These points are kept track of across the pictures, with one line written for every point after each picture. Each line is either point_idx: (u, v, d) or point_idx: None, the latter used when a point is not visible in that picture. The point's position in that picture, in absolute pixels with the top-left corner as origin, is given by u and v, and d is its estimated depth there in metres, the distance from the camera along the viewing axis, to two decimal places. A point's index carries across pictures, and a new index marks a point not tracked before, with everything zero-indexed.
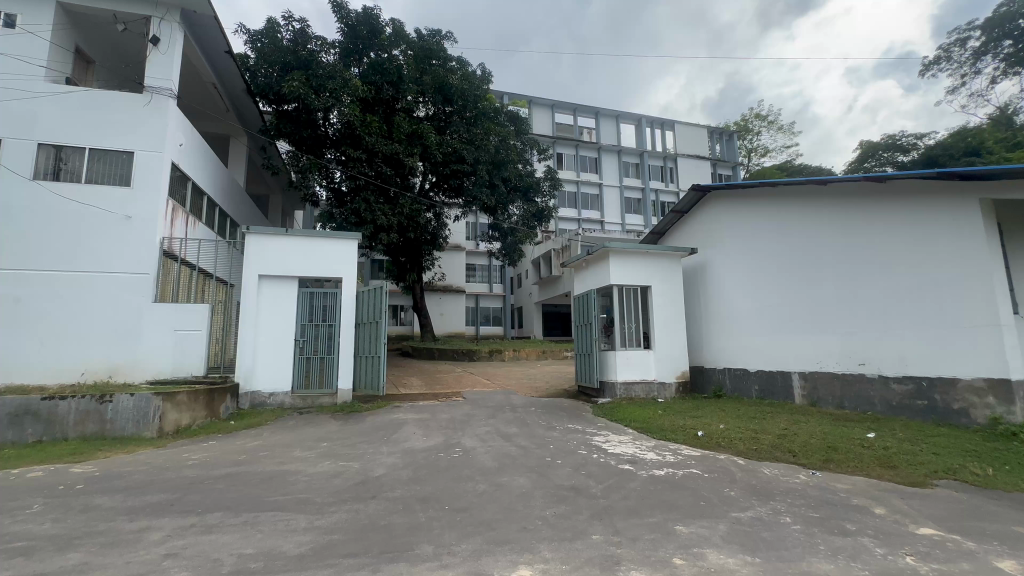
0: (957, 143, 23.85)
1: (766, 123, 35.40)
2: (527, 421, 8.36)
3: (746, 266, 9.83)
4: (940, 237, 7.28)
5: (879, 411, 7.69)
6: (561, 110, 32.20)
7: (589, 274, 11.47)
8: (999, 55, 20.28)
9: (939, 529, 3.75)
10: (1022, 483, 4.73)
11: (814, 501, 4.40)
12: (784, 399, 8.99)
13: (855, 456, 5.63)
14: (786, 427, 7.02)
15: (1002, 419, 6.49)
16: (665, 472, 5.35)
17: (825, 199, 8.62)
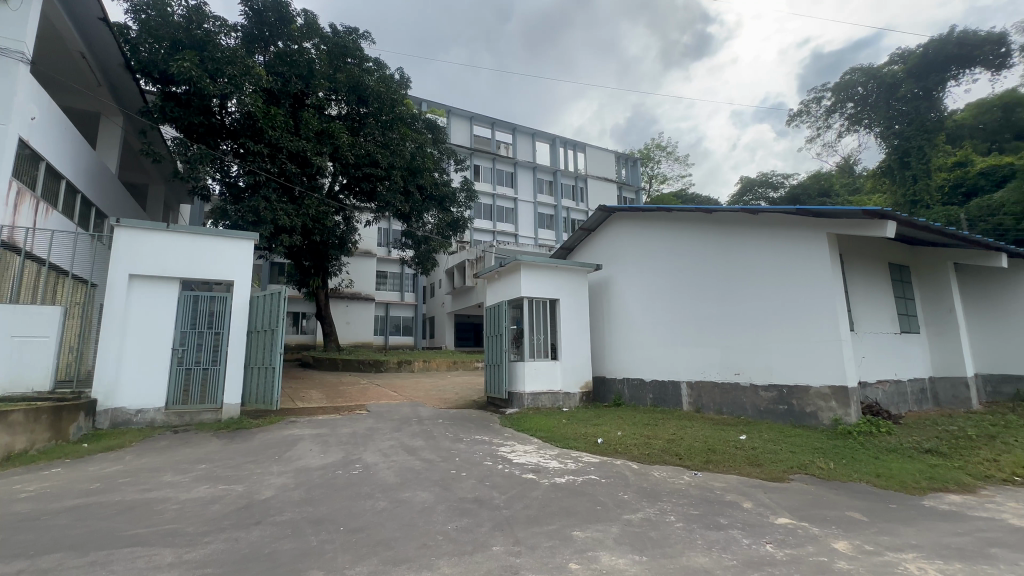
0: (813, 184, 28.19)
1: (664, 154, 38.92)
2: (434, 433, 8.21)
3: (644, 283, 10.69)
4: (797, 263, 8.35)
5: (750, 415, 8.68)
6: (479, 123, 32.63)
7: (501, 286, 11.66)
8: (845, 114, 25.35)
9: (793, 518, 4.30)
10: (854, 473, 5.60)
11: (694, 500, 4.83)
12: (674, 406, 9.83)
13: (729, 457, 6.28)
14: (674, 432, 7.66)
15: (841, 420, 7.54)
16: (565, 479, 5.54)
17: (710, 226, 9.61)
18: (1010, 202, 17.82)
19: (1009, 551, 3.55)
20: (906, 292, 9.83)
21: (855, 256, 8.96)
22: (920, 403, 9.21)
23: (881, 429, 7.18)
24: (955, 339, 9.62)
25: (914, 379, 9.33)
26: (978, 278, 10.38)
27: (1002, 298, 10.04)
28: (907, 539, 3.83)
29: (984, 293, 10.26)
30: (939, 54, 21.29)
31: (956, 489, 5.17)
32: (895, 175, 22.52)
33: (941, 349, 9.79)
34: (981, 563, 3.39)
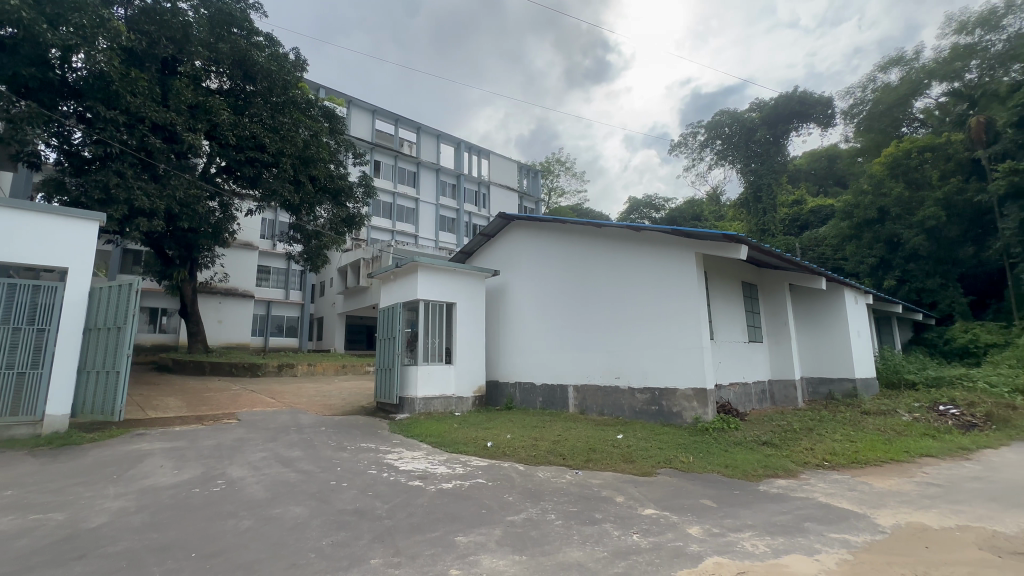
0: (689, 209, 31.67)
1: (564, 169, 40.94)
2: (315, 442, 7.65)
3: (540, 290, 11.21)
4: (668, 277, 9.17)
5: (626, 415, 9.44)
6: (381, 117, 31.40)
7: (397, 287, 11.30)
8: (714, 150, 29.04)
9: (656, 508, 4.75)
10: (708, 465, 6.37)
11: (574, 497, 5.10)
12: (562, 408, 10.38)
13: (607, 455, 6.75)
14: (560, 433, 8.04)
15: (701, 418, 8.50)
16: (453, 485, 5.51)
17: (598, 239, 10.28)
18: (830, 237, 21.80)
19: (816, 524, 4.29)
20: (754, 307, 11.45)
21: (715, 273, 10.20)
22: (761, 402, 10.76)
23: (731, 425, 8.23)
24: (788, 348, 11.42)
25: (758, 381, 10.90)
26: (805, 298, 12.47)
27: (821, 315, 12.17)
28: (745, 521, 4.42)
29: (810, 310, 12.34)
30: (786, 108, 25.86)
31: (783, 474, 6.11)
32: (750, 207, 26.28)
33: (778, 356, 11.56)
34: (798, 536, 4.04)
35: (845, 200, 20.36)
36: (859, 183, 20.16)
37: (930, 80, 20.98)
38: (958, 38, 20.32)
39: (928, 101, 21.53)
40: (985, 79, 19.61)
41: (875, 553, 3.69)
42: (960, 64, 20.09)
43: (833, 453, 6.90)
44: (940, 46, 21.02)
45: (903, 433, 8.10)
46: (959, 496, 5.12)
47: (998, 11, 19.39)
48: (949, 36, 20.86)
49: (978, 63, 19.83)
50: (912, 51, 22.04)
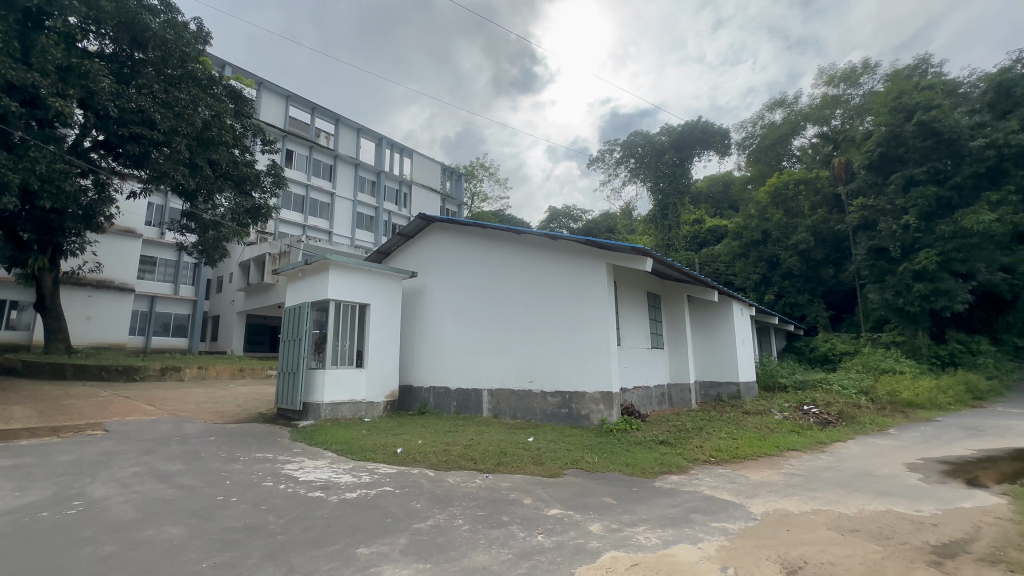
0: (604, 221, 33.46)
1: (487, 174, 41.26)
2: (202, 453, 6.91)
3: (457, 294, 11.18)
4: (581, 285, 9.56)
5: (538, 419, 9.69)
6: (296, 104, 29.44)
7: (305, 285, 10.62)
8: (627, 168, 31.04)
9: (561, 508, 4.92)
10: (610, 464, 6.73)
11: (482, 501, 5.12)
12: (475, 412, 10.40)
13: (517, 458, 6.86)
14: (472, 438, 8.03)
15: (606, 420, 8.97)
16: (357, 494, 5.26)
17: (517, 247, 10.46)
18: (723, 254, 24.16)
19: (701, 515, 4.71)
20: (656, 316, 12.36)
21: (624, 283, 10.87)
22: (660, 404, 11.62)
23: (633, 426, 8.78)
24: (685, 354, 12.45)
25: (658, 384, 11.75)
26: (701, 309, 13.70)
27: (713, 324, 13.44)
28: (641, 515, 4.73)
29: (704, 320, 13.58)
30: (691, 135, 28.39)
31: (676, 470, 6.63)
32: (658, 223, 28.38)
33: (676, 361, 12.55)
34: (685, 527, 4.40)
35: (737, 222, 22.75)
36: (748, 207, 22.65)
37: (806, 123, 24.23)
38: (827, 89, 23.79)
39: (803, 141, 24.84)
40: (846, 126, 23.06)
41: (748, 538, 4.14)
42: (828, 111, 23.45)
43: (718, 449, 7.63)
44: (814, 94, 24.43)
45: (775, 430, 9.19)
46: (815, 483, 5.92)
47: (857, 69, 22.98)
48: (821, 87, 24.36)
49: (841, 112, 23.30)
50: (792, 96, 25.34)
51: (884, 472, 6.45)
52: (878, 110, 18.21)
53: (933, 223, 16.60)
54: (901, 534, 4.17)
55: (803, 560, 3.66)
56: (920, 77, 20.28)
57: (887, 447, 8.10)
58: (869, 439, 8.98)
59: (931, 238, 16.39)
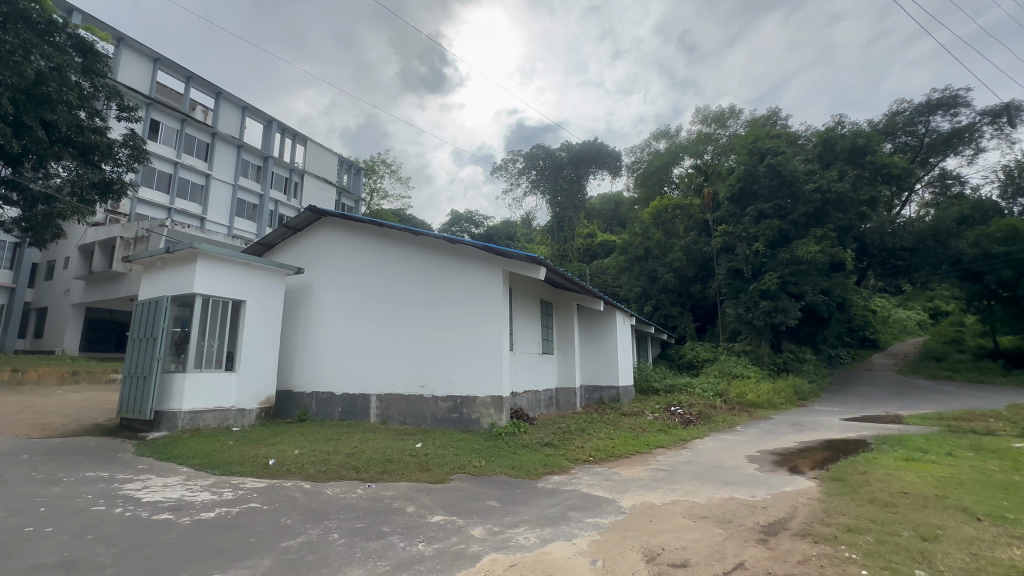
0: (504, 229, 34.15)
1: (389, 171, 39.81)
2: (8, 476, 5.64)
3: (348, 293, 10.63)
4: (477, 290, 9.59)
5: (427, 424, 9.53)
6: (167, 69, 25.75)
7: (165, 276, 9.28)
8: (529, 178, 32.11)
9: (445, 514, 4.88)
10: (497, 467, 6.84)
11: (361, 512, 4.87)
12: (361, 418, 9.95)
13: (404, 465, 6.66)
14: (357, 445, 7.65)
15: (496, 424, 9.09)
16: (216, 513, 4.70)
17: (414, 248, 10.20)
18: (611, 267, 26.09)
19: (577, 512, 4.99)
20: (548, 323, 12.91)
21: (518, 289, 11.16)
22: (548, 407, 12.13)
23: (521, 429, 9.05)
24: (573, 360, 13.16)
25: (547, 388, 12.26)
26: (588, 318, 14.60)
27: (599, 332, 14.39)
28: (522, 516, 4.88)
29: (591, 329, 14.48)
30: (587, 153, 30.29)
31: (558, 470, 6.96)
32: (555, 234, 29.78)
33: (564, 367, 13.21)
34: (562, 525, 4.63)
35: (624, 238, 24.79)
36: (634, 226, 24.84)
37: (684, 154, 27.26)
38: (702, 125, 27.66)
39: (681, 170, 27.77)
40: (715, 161, 26.34)
41: (616, 530, 4.48)
42: (702, 146, 26.63)
43: (597, 449, 8.15)
44: (692, 130, 27.75)
45: (646, 429, 10.10)
46: (676, 477, 6.61)
47: (725, 113, 26.93)
48: (696, 125, 27.99)
49: (712, 148, 26.60)
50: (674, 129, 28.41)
51: (730, 464, 7.41)
52: (740, 150, 21.11)
53: (776, 250, 19.61)
54: (739, 517, 4.83)
55: (661, 547, 4.06)
56: (772, 127, 24.00)
57: (734, 442, 9.35)
58: (720, 435, 10.28)
59: (774, 263, 19.37)
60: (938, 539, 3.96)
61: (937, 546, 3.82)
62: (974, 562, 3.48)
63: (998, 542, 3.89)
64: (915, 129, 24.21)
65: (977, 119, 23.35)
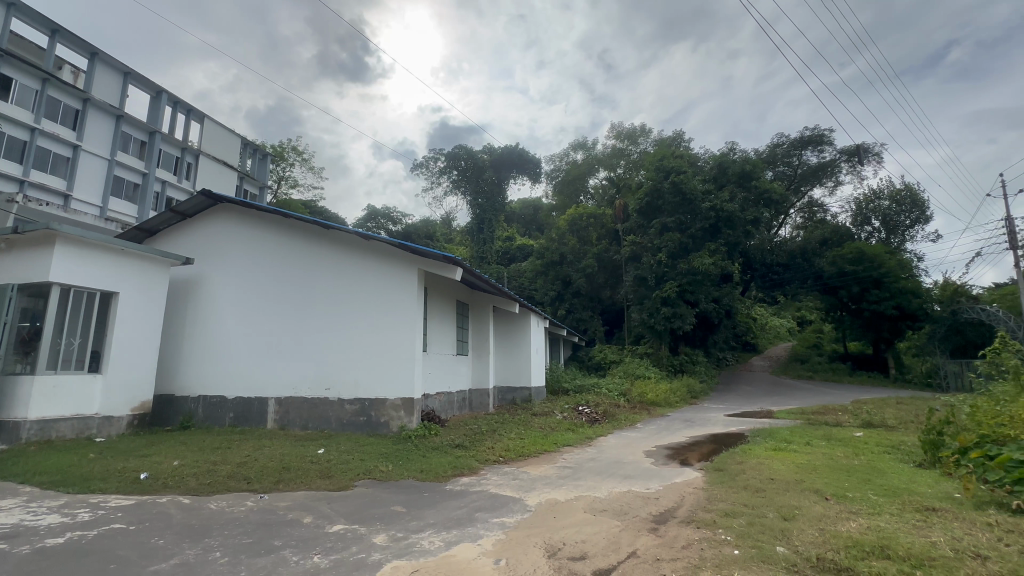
0: (422, 227, 33.49)
1: (300, 159, 37.16)
2: None
3: (246, 290, 9.76)
4: (392, 289, 9.25)
5: (332, 428, 9.04)
6: (25, 17, 21.86)
7: (12, 261, 7.86)
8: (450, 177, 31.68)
9: (345, 523, 4.65)
10: (404, 471, 6.65)
11: (250, 527, 4.47)
12: (257, 424, 9.19)
13: (302, 473, 6.24)
14: (250, 453, 7.02)
15: (405, 427, 8.82)
16: (67, 538, 4.04)
17: (325, 243, 9.61)
18: (527, 270, 26.69)
19: (484, 513, 5.01)
20: (463, 325, 12.86)
21: (433, 289, 10.97)
22: (460, 408, 12.09)
23: (431, 431, 8.89)
24: (487, 362, 13.24)
25: (460, 390, 12.20)
26: (504, 320, 14.78)
27: (513, 335, 14.62)
28: (428, 520, 4.80)
29: (506, 332, 14.67)
30: (509, 157, 30.72)
31: (467, 472, 6.94)
32: (474, 236, 29.82)
33: (478, 368, 13.24)
34: (468, 526, 4.62)
35: (541, 243, 25.49)
36: (551, 232, 25.66)
37: (599, 166, 28.73)
38: (616, 140, 29.28)
39: (596, 181, 29.23)
40: (626, 175, 28.08)
41: (521, 529, 4.56)
42: (615, 160, 28.24)
43: (507, 449, 8.26)
44: (607, 144, 29.35)
45: (555, 429, 10.44)
46: (580, 473, 6.92)
47: (636, 131, 28.83)
48: (611, 139, 29.64)
49: (624, 163, 28.32)
50: (591, 141, 29.86)
51: (629, 459, 7.91)
52: (649, 166, 22.67)
53: (676, 261, 21.34)
54: (634, 508, 5.16)
55: (562, 542, 4.21)
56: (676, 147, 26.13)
57: (634, 439, 10.00)
58: (622, 432, 10.93)
59: (674, 272, 21.08)
60: (795, 518, 4.56)
61: (794, 525, 4.38)
62: (821, 536, 4.04)
63: (839, 516, 4.56)
64: (791, 160, 27.71)
65: (837, 156, 27.31)
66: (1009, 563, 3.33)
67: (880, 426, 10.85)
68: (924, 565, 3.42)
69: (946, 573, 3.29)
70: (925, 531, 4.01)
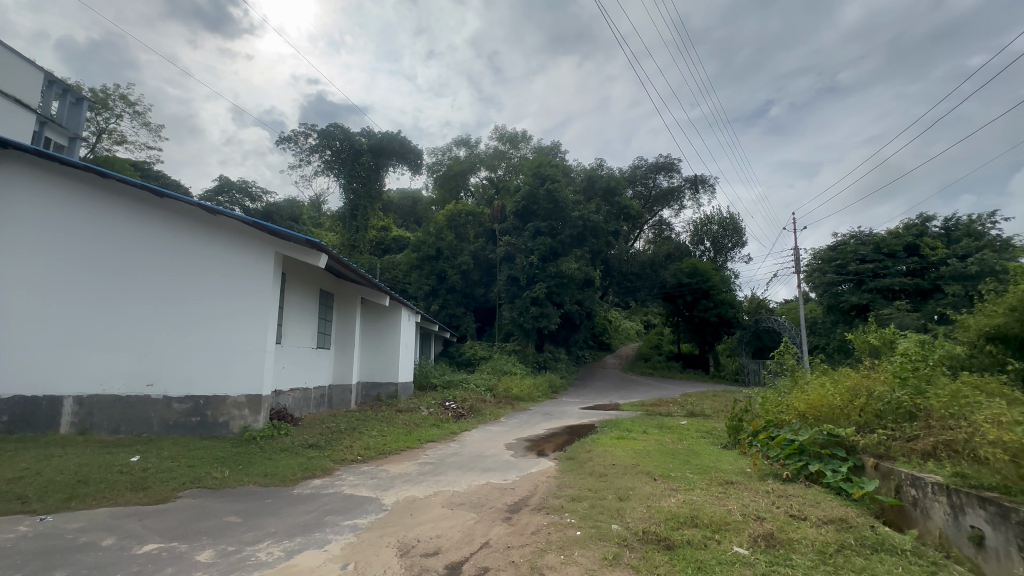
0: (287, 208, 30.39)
1: (131, 110, 30.92)
2: None
3: (40, 259, 7.81)
4: (242, 272, 8.20)
5: (154, 432, 7.68)
6: None
7: None
8: (322, 158, 27.96)
9: (160, 541, 4.00)
10: (245, 478, 5.92)
11: (21, 558, 3.59)
12: (44, 430, 7.41)
13: (107, 486, 5.20)
14: (30, 466, 5.62)
15: (249, 427, 7.87)
16: None
17: (157, 214, 8.14)
18: (402, 263, 26.05)
19: (335, 516, 4.72)
20: (326, 316, 11.97)
21: (291, 276, 9.99)
22: (318, 406, 11.22)
23: (281, 432, 8.07)
24: (350, 356, 12.49)
25: (317, 386, 11.31)
26: (372, 313, 14.11)
27: (381, 328, 14.07)
28: (267, 530, 4.35)
29: (374, 324, 14.03)
30: (389, 143, 28.16)
31: (320, 473, 6.45)
32: (346, 222, 28.03)
33: (341, 363, 12.44)
34: (314, 532, 4.30)
35: (417, 236, 24.99)
36: (428, 225, 25.28)
37: (481, 165, 29.14)
38: (499, 142, 29.96)
39: (477, 179, 29.60)
40: (506, 177, 28.98)
41: (374, 530, 4.39)
42: (496, 161, 28.87)
43: (366, 447, 7.89)
44: (490, 144, 29.92)
45: (420, 425, 10.29)
46: (441, 469, 6.92)
47: (517, 136, 29.81)
48: (494, 141, 30.26)
49: (504, 165, 29.07)
50: (474, 140, 30.13)
51: (490, 452, 8.15)
52: (529, 170, 23.62)
53: (546, 263, 22.61)
54: (491, 500, 5.32)
55: (416, 539, 4.16)
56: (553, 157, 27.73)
57: (497, 433, 10.34)
58: (486, 426, 11.23)
59: (544, 274, 22.30)
60: (629, 498, 5.13)
61: (628, 504, 4.93)
62: (648, 512, 4.61)
63: (662, 494, 5.26)
64: (647, 182, 31.30)
65: (682, 183, 31.52)
66: (778, 522, 4.17)
67: (699, 415, 12.84)
68: (721, 529, 4.11)
69: (735, 534, 3.99)
70: (723, 501, 4.83)
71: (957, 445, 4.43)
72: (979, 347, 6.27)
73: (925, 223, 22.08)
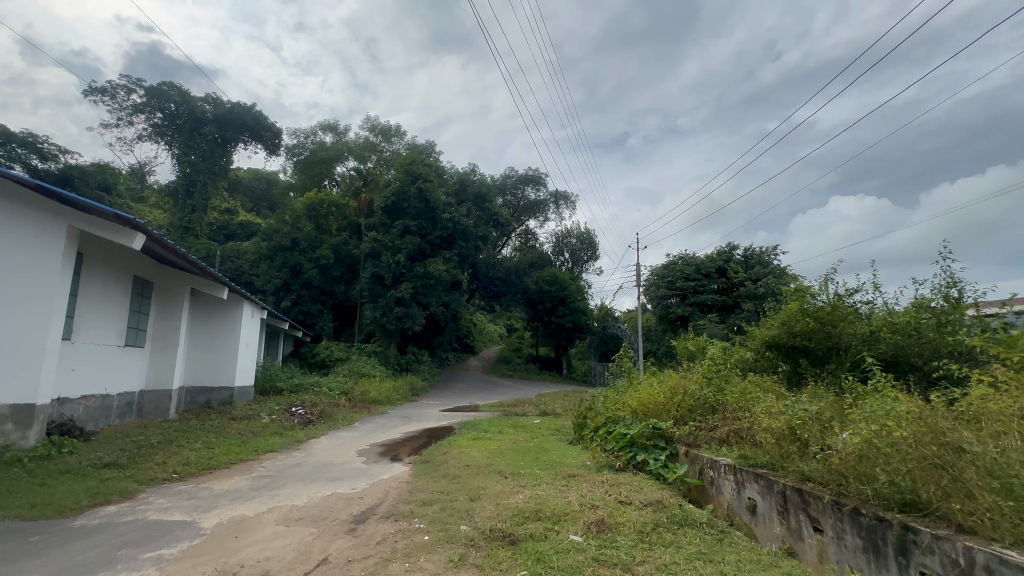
0: None
1: None
2: None
3: None
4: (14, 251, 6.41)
5: None
6: None
7: None
8: (149, 121, 23.57)
9: None
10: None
11: None
12: None
13: None
14: None
15: (11, 446, 6.13)
16: None
17: None
18: (250, 252, 23.18)
19: (131, 549, 3.93)
20: (142, 308, 10.02)
21: (90, 257, 8.15)
22: (121, 417, 9.27)
23: (62, 450, 6.46)
24: (172, 355, 10.62)
25: (122, 393, 9.35)
26: (204, 306, 12.20)
27: (216, 324, 12.27)
28: None
29: (205, 320, 12.16)
30: (240, 117, 24.65)
31: (117, 499, 5.31)
32: (179, 200, 23.94)
33: (157, 363, 10.50)
34: (100, 572, 3.51)
35: (269, 224, 22.44)
36: (284, 213, 22.89)
37: (349, 155, 27.31)
38: (370, 133, 28.48)
39: (344, 169, 27.71)
40: (376, 170, 27.66)
41: (185, 559, 3.77)
42: (366, 152, 27.38)
43: (185, 463, 6.75)
44: (361, 134, 28.31)
45: (257, 433, 9.18)
46: (279, 482, 6.24)
47: (391, 130, 28.66)
48: (365, 131, 28.69)
49: (375, 158, 27.70)
50: (342, 127, 28.21)
51: (339, 461, 7.61)
52: (400, 165, 22.84)
53: (414, 263, 22.11)
54: (334, 512, 4.96)
55: (239, 564, 3.67)
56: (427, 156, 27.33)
57: (348, 439, 9.72)
58: (337, 433, 10.49)
59: (410, 274, 21.77)
60: (480, 498, 5.22)
61: (478, 504, 5.01)
62: (496, 510, 4.75)
63: (511, 491, 5.48)
64: (517, 192, 32.73)
65: (548, 198, 33.60)
66: (608, 508, 4.64)
67: (551, 415, 13.73)
68: (561, 520, 4.43)
69: (572, 523, 4.34)
70: (565, 493, 5.21)
71: (742, 432, 5.44)
72: (761, 352, 7.82)
73: (732, 251, 26.83)
